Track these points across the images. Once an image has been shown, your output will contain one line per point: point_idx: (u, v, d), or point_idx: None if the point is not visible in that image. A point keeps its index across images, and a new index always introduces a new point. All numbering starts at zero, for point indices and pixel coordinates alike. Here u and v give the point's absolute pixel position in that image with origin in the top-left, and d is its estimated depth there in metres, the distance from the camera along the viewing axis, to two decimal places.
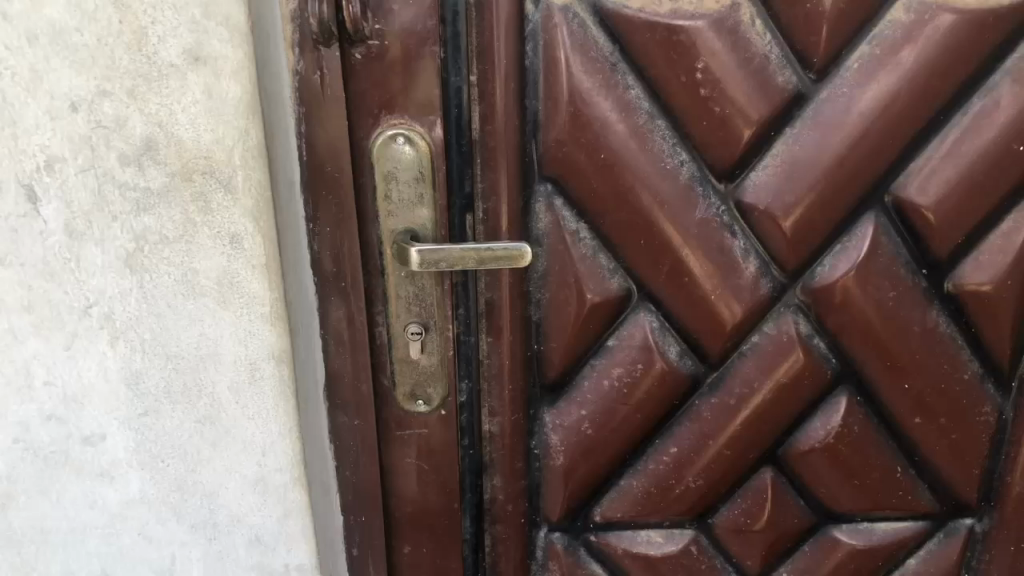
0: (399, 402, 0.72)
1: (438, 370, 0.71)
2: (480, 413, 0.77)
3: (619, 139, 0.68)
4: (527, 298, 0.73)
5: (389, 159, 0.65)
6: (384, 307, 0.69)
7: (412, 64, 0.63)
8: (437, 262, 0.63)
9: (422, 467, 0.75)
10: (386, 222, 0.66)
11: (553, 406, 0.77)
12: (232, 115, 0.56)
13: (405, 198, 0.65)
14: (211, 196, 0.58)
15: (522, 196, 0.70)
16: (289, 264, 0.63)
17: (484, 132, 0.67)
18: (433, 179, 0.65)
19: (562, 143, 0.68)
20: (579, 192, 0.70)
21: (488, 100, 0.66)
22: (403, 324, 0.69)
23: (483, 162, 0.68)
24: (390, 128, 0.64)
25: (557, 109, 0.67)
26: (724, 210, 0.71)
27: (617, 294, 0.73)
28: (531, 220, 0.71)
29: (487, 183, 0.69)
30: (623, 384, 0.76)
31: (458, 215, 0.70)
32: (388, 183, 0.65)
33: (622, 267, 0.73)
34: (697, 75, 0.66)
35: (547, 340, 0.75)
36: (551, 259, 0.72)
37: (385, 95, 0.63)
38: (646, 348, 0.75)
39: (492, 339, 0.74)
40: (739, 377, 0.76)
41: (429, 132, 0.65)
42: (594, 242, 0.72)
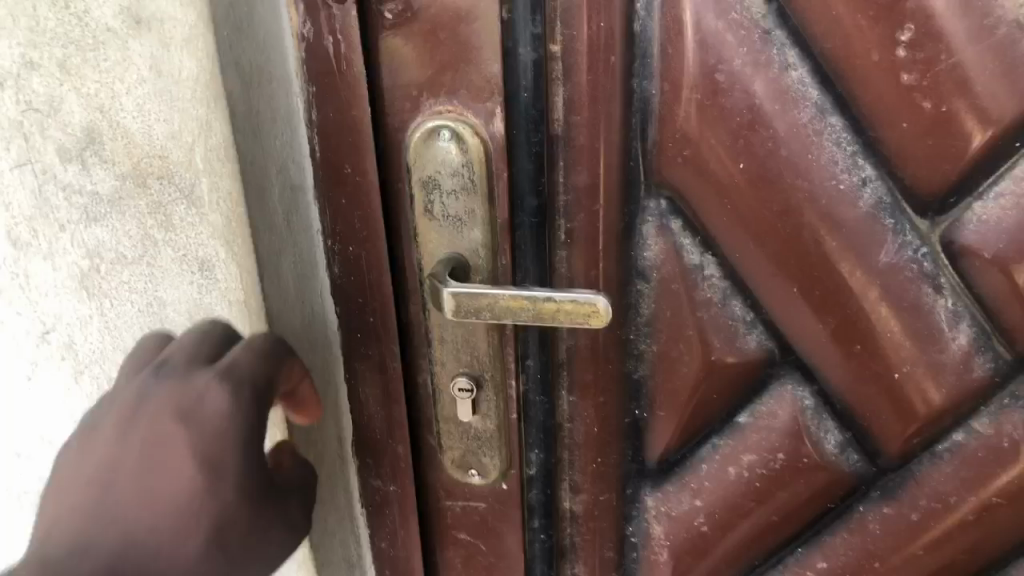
0: (447, 468, 0.56)
1: (499, 436, 0.54)
2: (559, 489, 0.59)
3: (769, 143, 0.46)
4: (626, 349, 0.54)
5: (430, 162, 0.47)
6: (427, 351, 0.52)
7: (462, 28, 0.44)
8: (480, 315, 0.45)
9: (478, 548, 0.59)
10: (426, 245, 0.49)
11: (657, 488, 0.58)
12: (190, 102, 0.41)
13: (450, 215, 0.48)
14: (172, 209, 0.44)
15: (624, 215, 0.50)
16: (283, 293, 0.51)
17: (569, 125, 0.47)
18: (488, 190, 0.47)
19: (682, 144, 0.47)
20: (706, 215, 0.49)
21: (578, 81, 0.46)
22: (451, 376, 0.52)
23: (564, 167, 0.48)
24: (435, 117, 0.46)
25: (677, 98, 0.46)
26: (927, 253, 0.47)
27: (755, 358, 0.52)
28: (635, 248, 0.51)
29: (572, 195, 0.49)
30: (755, 477, 0.56)
31: (528, 236, 0.51)
32: (428, 193, 0.47)
33: (764, 320, 0.52)
34: (899, 52, 0.43)
35: (652, 405, 0.55)
36: (661, 302, 0.52)
37: (427, 71, 0.45)
38: (792, 432, 0.54)
39: (575, 399, 0.55)
40: (926, 485, 0.53)
41: (487, 126, 0.46)
42: (724, 284, 0.51)
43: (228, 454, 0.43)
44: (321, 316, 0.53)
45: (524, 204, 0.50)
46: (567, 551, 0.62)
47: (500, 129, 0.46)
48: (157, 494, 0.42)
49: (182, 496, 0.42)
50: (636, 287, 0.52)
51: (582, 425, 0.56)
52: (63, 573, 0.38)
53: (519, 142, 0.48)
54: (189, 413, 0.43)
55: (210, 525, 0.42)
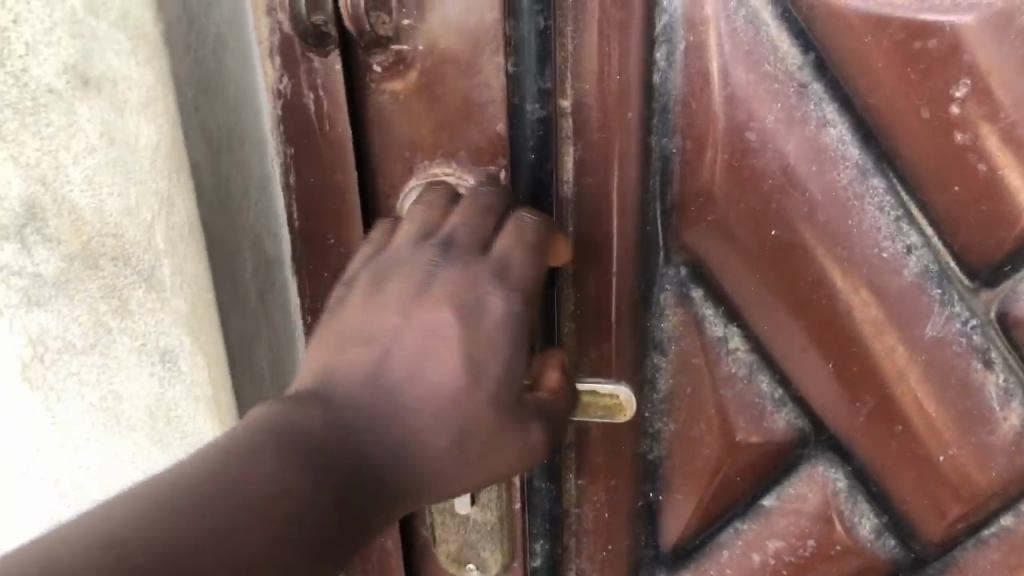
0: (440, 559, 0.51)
1: (500, 528, 0.49)
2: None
3: (803, 208, 0.41)
4: (641, 428, 0.49)
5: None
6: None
7: (461, 82, 0.39)
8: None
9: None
10: None
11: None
12: (148, 174, 0.37)
13: None
14: (128, 293, 0.39)
15: (640, 285, 0.45)
16: (257, 387, 0.48)
17: (581, 188, 0.42)
18: None
19: (706, 208, 0.42)
20: (731, 284, 0.44)
21: (591, 139, 0.41)
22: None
23: (575, 234, 0.43)
24: (433, 180, 0.41)
25: (702, 158, 0.41)
26: (978, 326, 0.42)
27: (782, 437, 0.47)
28: (651, 320, 0.46)
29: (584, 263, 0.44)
30: (780, 563, 0.51)
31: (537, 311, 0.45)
32: None
33: (794, 397, 0.47)
34: (952, 109, 0.38)
35: (669, 487, 0.50)
36: (679, 378, 0.47)
37: (424, 131, 0.40)
38: (822, 516, 0.49)
39: (585, 480, 0.50)
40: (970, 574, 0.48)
41: (489, 190, 0.41)
42: (751, 359, 0.46)
43: (495, 362, 0.37)
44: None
45: None
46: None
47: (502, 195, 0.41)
48: (461, 440, 0.36)
49: (447, 471, 0.36)
50: (653, 361, 0.47)
51: (591, 510, 0.51)
52: (316, 441, 0.33)
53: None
54: (467, 318, 0.36)
55: (461, 432, 0.36)
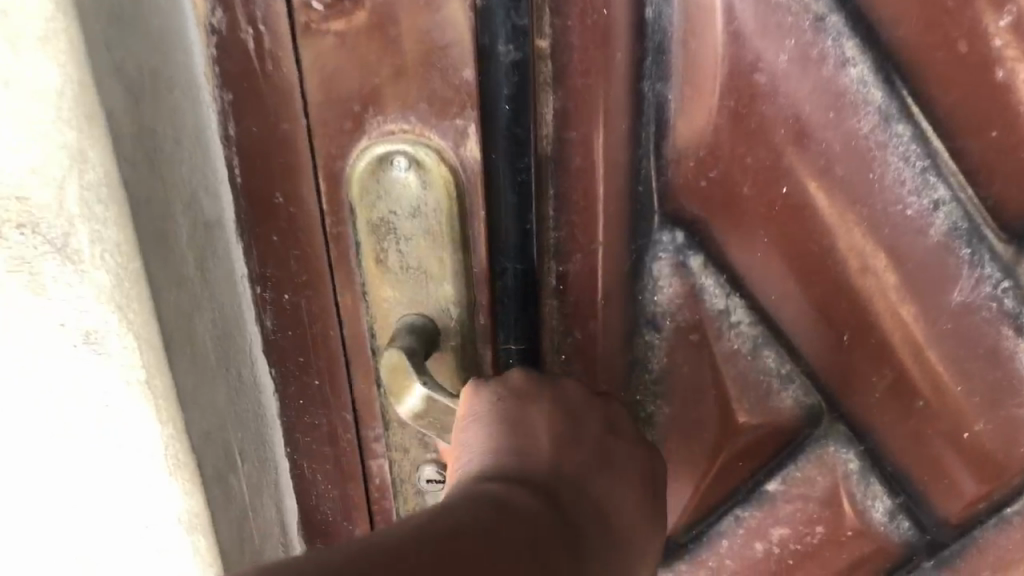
0: None
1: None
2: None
3: (818, 162, 0.36)
4: (632, 411, 0.44)
5: (386, 198, 0.36)
6: (382, 434, 0.43)
7: (420, 21, 0.33)
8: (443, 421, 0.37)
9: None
10: (379, 294, 0.38)
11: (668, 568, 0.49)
12: (54, 123, 0.29)
13: (412, 261, 0.37)
14: (42, 264, 0.33)
15: (630, 253, 0.40)
16: (201, 372, 0.38)
17: (563, 144, 0.36)
18: (458, 230, 0.36)
19: (707, 164, 0.37)
20: (734, 249, 0.39)
21: (573, 87, 0.35)
22: (414, 464, 0.43)
23: (556, 198, 0.37)
24: (389, 140, 0.35)
25: (701, 106, 0.36)
26: (1009, 287, 0.38)
27: (788, 417, 0.43)
28: (642, 293, 0.41)
29: (567, 232, 0.38)
30: (783, 552, 0.47)
31: (513, 290, 0.38)
32: (382, 234, 0.37)
33: (801, 373, 0.42)
34: (992, 41, 0.33)
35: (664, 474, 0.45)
36: (675, 356, 0.42)
37: (375, 80, 0.34)
38: (830, 500, 0.45)
39: None
40: (989, 554, 0.44)
41: (457, 149, 0.35)
42: (753, 331, 0.41)
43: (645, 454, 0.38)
44: (253, 376, 0.42)
45: (505, 245, 0.37)
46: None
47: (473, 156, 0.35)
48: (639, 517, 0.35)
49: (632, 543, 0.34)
50: (644, 338, 0.42)
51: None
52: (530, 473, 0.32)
53: (500, 170, 0.35)
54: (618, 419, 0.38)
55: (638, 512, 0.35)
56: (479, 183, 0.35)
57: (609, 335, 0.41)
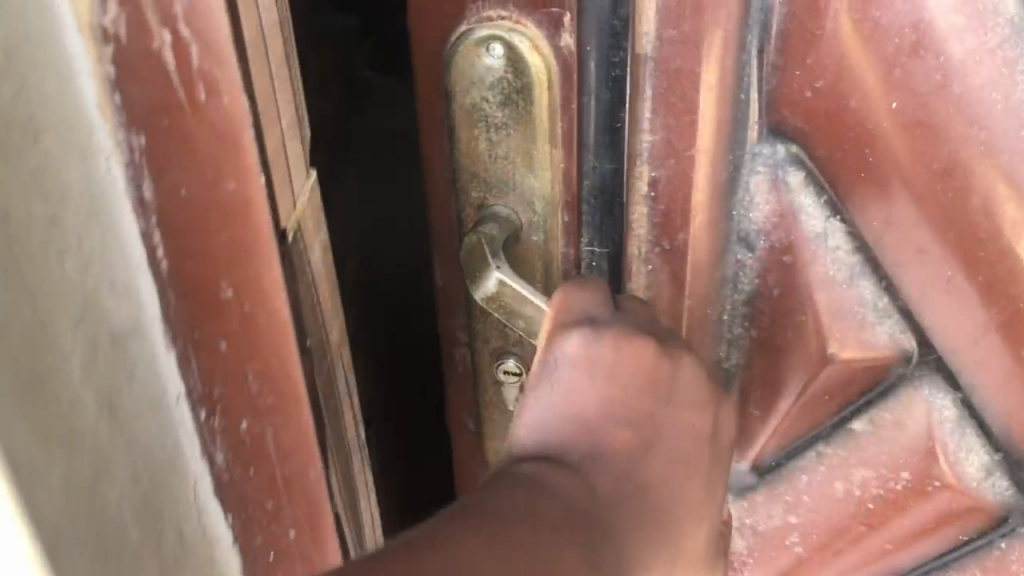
0: (489, 452, 0.47)
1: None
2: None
3: (935, 78, 0.34)
4: (719, 330, 0.43)
5: (480, 86, 0.36)
6: (465, 323, 0.43)
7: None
8: (520, 315, 0.38)
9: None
10: (468, 183, 0.39)
11: (748, 496, 0.48)
12: None
13: (503, 152, 0.38)
14: None
15: (726, 164, 0.38)
16: (112, 526, 0.35)
17: (661, 43, 0.35)
18: (550, 125, 0.36)
19: (815, 75, 0.35)
20: (839, 169, 0.37)
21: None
22: (495, 354, 0.43)
23: (652, 100, 0.36)
24: (485, 25, 0.35)
25: (812, 11, 0.34)
26: None
27: (882, 355, 0.41)
28: (736, 209, 0.40)
29: (662, 137, 0.37)
30: (865, 496, 0.45)
31: (598, 187, 0.38)
32: (476, 124, 0.37)
33: (900, 311, 0.40)
34: None
35: (749, 398, 0.44)
36: (766, 277, 0.41)
37: None
38: (922, 450, 0.43)
39: None
40: None
41: (553, 39, 0.35)
42: (852, 260, 0.39)
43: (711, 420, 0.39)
44: (192, 478, 0.41)
45: (596, 139, 0.37)
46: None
47: (570, 47, 0.35)
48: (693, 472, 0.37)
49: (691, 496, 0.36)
50: (735, 258, 0.41)
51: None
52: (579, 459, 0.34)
53: (592, 65, 0.35)
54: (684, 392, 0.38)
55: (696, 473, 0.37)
56: (573, 75, 0.35)
57: (700, 249, 0.40)
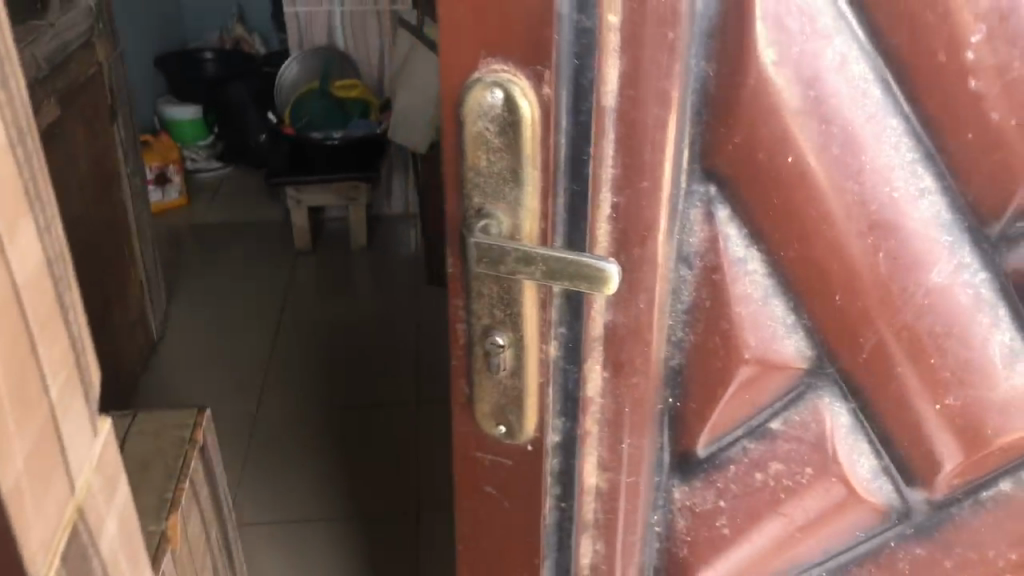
0: (479, 420, 0.54)
1: (527, 396, 0.52)
2: (582, 462, 0.55)
3: (823, 141, 0.44)
4: (664, 335, 0.51)
5: (483, 116, 0.45)
6: (463, 304, 0.51)
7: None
8: (500, 265, 0.47)
9: (503, 504, 0.57)
10: (469, 192, 0.48)
11: (685, 483, 0.57)
12: None
13: (496, 169, 0.46)
14: None
15: (669, 198, 0.47)
16: None
17: (623, 99, 0.45)
18: (532, 148, 0.45)
19: (734, 133, 0.45)
20: (755, 208, 0.47)
21: (631, 54, 0.44)
22: (485, 331, 0.51)
23: (614, 142, 0.46)
24: (490, 74, 0.45)
25: (734, 85, 0.44)
26: (984, 279, 0.47)
27: (792, 361, 0.51)
28: (678, 234, 0.49)
29: (621, 170, 0.46)
30: (780, 486, 0.55)
31: (566, 206, 0.47)
32: (478, 146, 0.46)
33: (804, 328, 0.50)
34: (965, 55, 0.41)
35: (687, 395, 0.53)
36: (701, 292, 0.50)
37: (489, 30, 0.44)
38: (822, 447, 0.53)
39: (610, 374, 0.52)
40: (963, 531, 0.54)
41: (538, 90, 0.44)
42: (766, 282, 0.49)
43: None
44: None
45: (567, 167, 0.46)
46: (587, 530, 0.58)
47: (547, 92, 0.44)
48: None
49: None
50: (676, 274, 0.50)
51: (613, 403, 0.53)
52: None
53: (563, 109, 0.45)
54: None
55: None
56: (550, 115, 0.45)
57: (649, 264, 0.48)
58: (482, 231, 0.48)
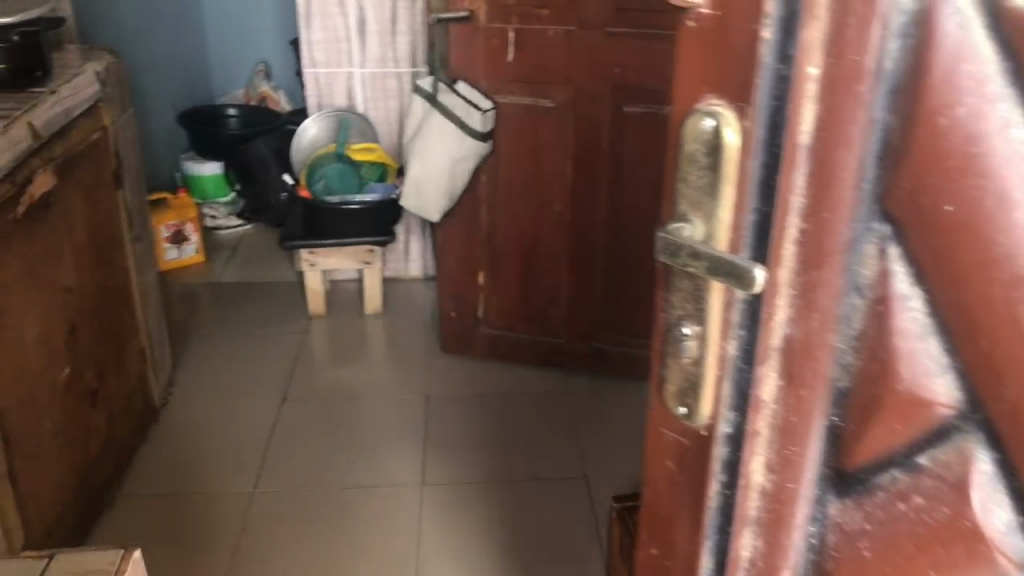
0: (668, 396, 0.73)
1: (704, 381, 0.69)
2: (749, 457, 0.69)
3: (978, 195, 0.57)
4: (834, 356, 0.64)
5: (696, 139, 0.64)
6: (667, 295, 0.71)
7: (735, 42, 0.61)
8: (678, 257, 0.67)
9: (677, 479, 0.75)
10: (682, 201, 0.67)
11: (840, 500, 0.69)
12: None
13: (701, 185, 0.65)
14: None
15: (850, 235, 0.61)
16: None
17: (816, 137, 0.59)
18: (728, 170, 0.62)
19: (908, 181, 0.59)
20: (920, 250, 0.60)
21: (827, 100, 0.58)
22: (678, 319, 0.70)
23: (804, 172, 0.60)
24: (707, 106, 0.63)
25: (908, 139, 0.58)
26: None
27: (942, 403, 0.62)
28: (854, 265, 0.62)
29: (809, 200, 0.61)
30: (920, 522, 0.65)
31: (755, 224, 0.63)
32: (690, 163, 0.65)
33: (955, 370, 0.61)
34: None
35: (847, 416, 0.66)
36: (869, 320, 0.62)
37: (716, 74, 0.63)
38: (962, 488, 0.63)
39: (784, 381, 0.66)
40: None
41: (742, 119, 0.61)
42: (925, 322, 0.61)
43: None
44: None
45: (757, 189, 0.62)
46: (749, 524, 0.72)
47: (747, 125, 0.61)
48: None
49: None
50: (849, 301, 0.62)
51: (783, 410, 0.67)
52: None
53: (759, 146, 0.61)
54: None
55: None
56: (747, 143, 0.61)
57: (824, 284, 0.62)
58: (673, 232, 0.67)
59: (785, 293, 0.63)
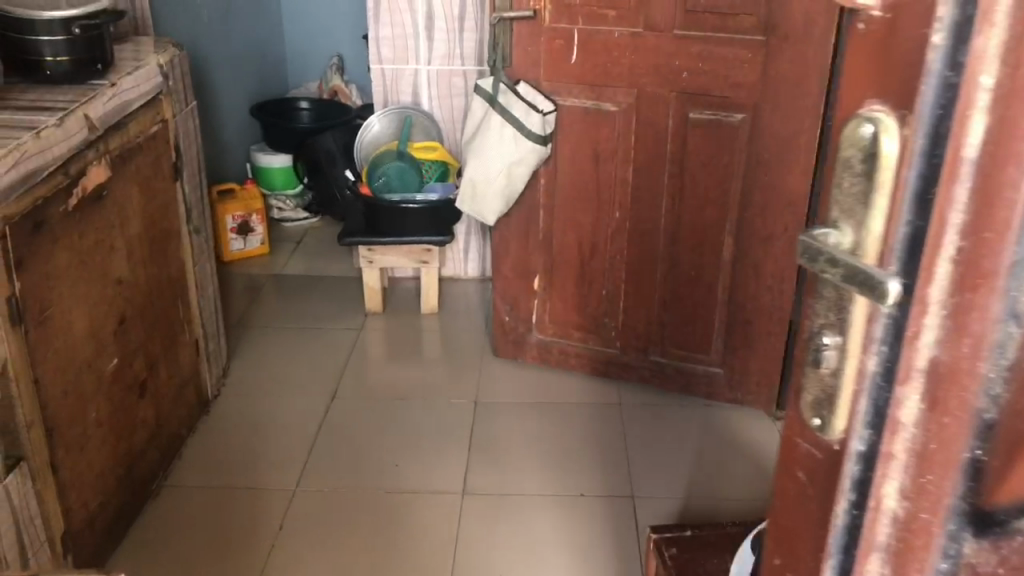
0: (805, 407, 0.63)
1: (842, 392, 0.59)
2: (883, 479, 0.59)
3: None
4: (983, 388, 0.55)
5: (854, 145, 0.55)
6: (811, 303, 0.61)
7: (905, 46, 0.51)
8: (816, 264, 0.58)
9: (808, 492, 0.65)
10: (833, 210, 0.58)
11: (977, 540, 0.60)
12: None
13: (853, 194, 0.56)
14: None
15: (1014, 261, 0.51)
16: None
17: (983, 153, 0.50)
18: (882, 178, 0.53)
19: None
20: None
21: (999, 114, 0.49)
22: (819, 331, 0.60)
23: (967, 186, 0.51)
24: (868, 112, 0.54)
25: None
26: None
27: None
28: (1014, 290, 0.52)
29: (971, 217, 0.51)
30: None
31: (903, 244, 0.53)
32: (844, 170, 0.56)
33: None
34: None
35: (994, 448, 0.57)
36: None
37: (883, 78, 0.53)
38: None
39: (925, 407, 0.56)
40: None
41: (903, 130, 0.52)
42: None
43: None
44: None
45: (909, 203, 0.52)
46: (876, 550, 0.62)
47: (909, 133, 0.52)
48: None
49: None
50: (1005, 330, 0.54)
51: (923, 436, 0.57)
52: None
53: (919, 156, 0.51)
54: None
55: None
56: (906, 153, 0.52)
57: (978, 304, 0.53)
58: (818, 237, 0.58)
59: (935, 314, 0.54)
